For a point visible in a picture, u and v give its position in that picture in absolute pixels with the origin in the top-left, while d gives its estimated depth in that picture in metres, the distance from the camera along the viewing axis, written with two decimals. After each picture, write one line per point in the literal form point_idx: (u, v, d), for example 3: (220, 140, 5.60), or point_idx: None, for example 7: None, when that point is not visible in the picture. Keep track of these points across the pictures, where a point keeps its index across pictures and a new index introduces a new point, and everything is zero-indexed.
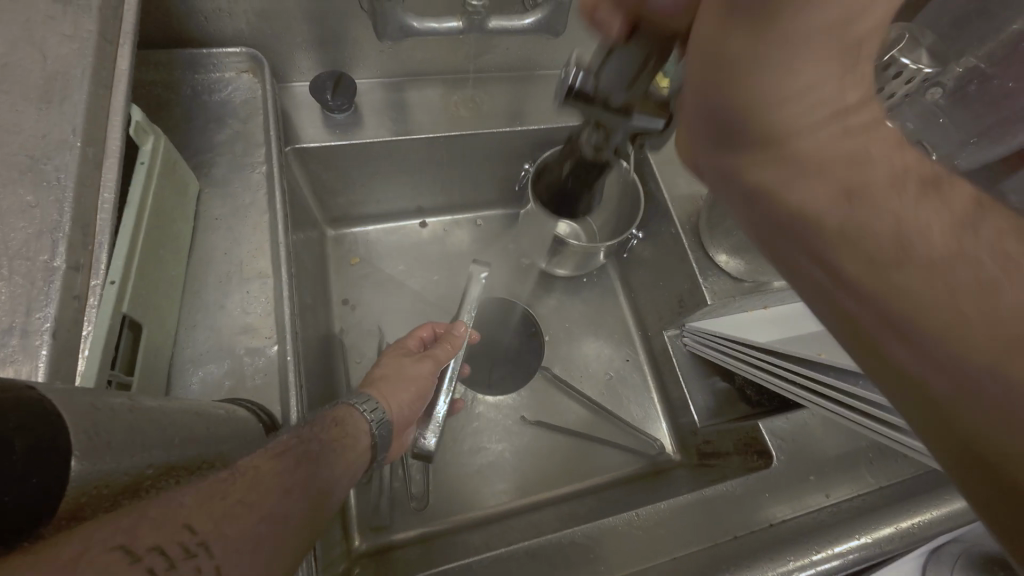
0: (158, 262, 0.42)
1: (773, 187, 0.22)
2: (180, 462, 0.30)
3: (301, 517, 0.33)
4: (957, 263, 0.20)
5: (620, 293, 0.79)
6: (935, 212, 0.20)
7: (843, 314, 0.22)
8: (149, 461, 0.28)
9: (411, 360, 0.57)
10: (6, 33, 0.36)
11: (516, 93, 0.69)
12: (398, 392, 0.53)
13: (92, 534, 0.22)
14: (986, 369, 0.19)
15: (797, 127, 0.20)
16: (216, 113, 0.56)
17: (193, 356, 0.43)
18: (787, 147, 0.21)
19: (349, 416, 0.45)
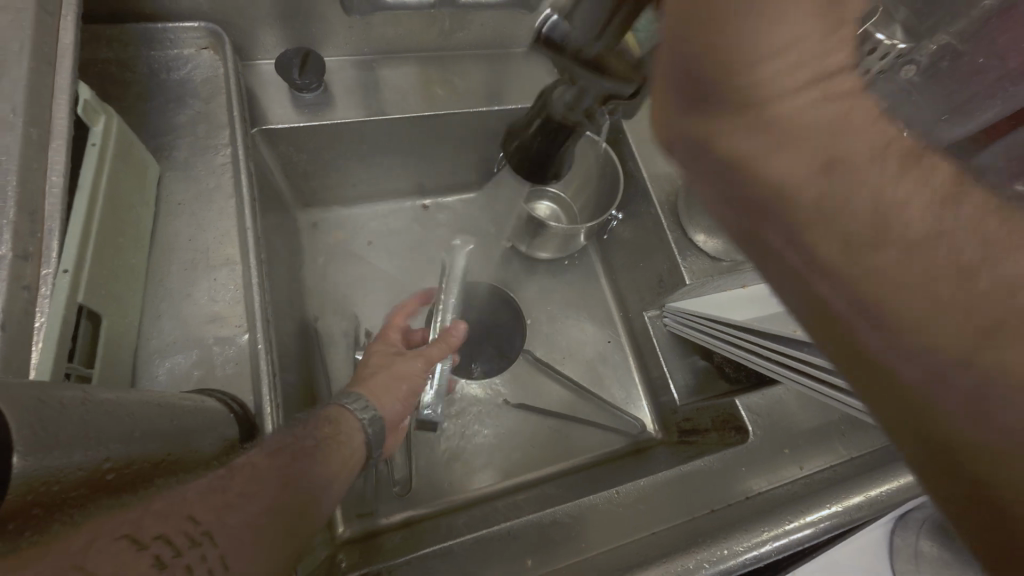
0: (116, 249, 0.40)
1: (749, 157, 0.21)
2: (140, 458, 0.29)
3: (298, 505, 0.34)
4: (936, 241, 0.19)
5: (601, 275, 0.79)
6: (917, 189, 0.20)
7: (813, 298, 0.22)
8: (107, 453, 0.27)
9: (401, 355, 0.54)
10: None
11: (493, 71, 0.67)
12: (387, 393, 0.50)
13: (101, 525, 0.24)
14: (958, 358, 0.19)
15: (774, 93, 0.20)
16: (175, 93, 0.54)
17: (159, 347, 0.42)
18: (763, 112, 0.20)
19: (347, 419, 0.44)
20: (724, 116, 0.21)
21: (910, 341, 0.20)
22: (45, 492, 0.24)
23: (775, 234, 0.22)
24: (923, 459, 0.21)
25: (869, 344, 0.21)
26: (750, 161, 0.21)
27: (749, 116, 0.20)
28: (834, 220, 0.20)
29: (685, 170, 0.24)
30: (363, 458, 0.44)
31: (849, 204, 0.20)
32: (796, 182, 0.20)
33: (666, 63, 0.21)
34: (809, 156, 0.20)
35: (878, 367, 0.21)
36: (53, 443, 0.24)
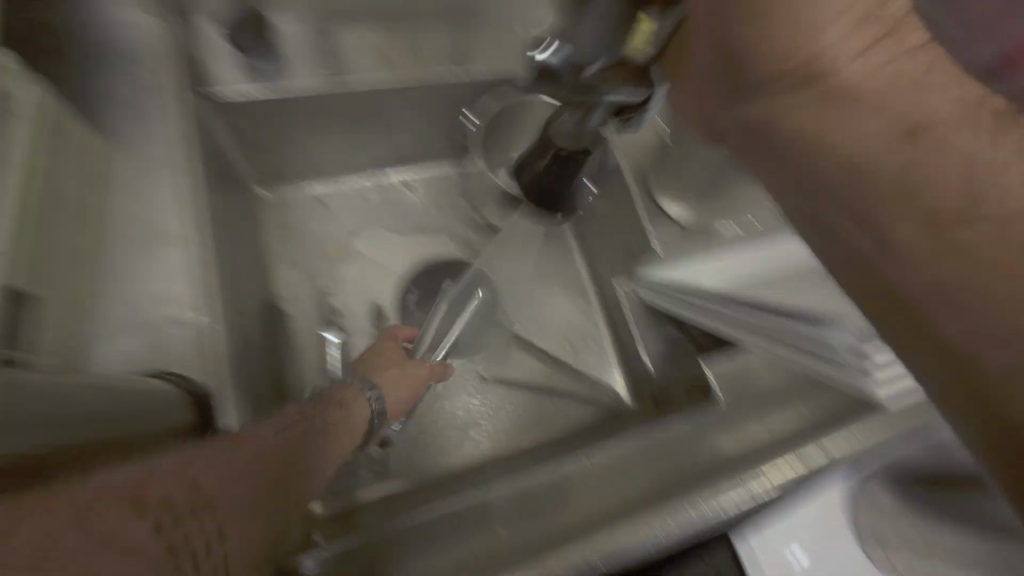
0: (54, 228, 0.38)
1: (813, 126, 0.28)
2: (62, 445, 0.30)
3: (293, 482, 0.37)
4: (937, 197, 0.26)
5: (575, 247, 0.79)
6: (897, 155, 0.26)
7: (858, 255, 0.29)
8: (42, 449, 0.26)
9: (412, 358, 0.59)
10: None
11: (458, 37, 0.65)
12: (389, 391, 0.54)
13: (88, 484, 0.28)
14: (974, 292, 0.25)
15: (841, 65, 0.27)
16: (116, 62, 0.51)
17: (110, 329, 0.40)
18: (835, 80, 0.27)
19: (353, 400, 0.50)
20: (776, 95, 0.29)
21: (931, 276, 0.26)
22: None
23: (833, 205, 0.29)
24: (973, 412, 0.25)
25: (897, 280, 0.28)
26: (819, 135, 0.28)
27: (822, 89, 0.27)
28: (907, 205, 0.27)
29: (738, 149, 0.34)
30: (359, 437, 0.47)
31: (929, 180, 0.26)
32: (895, 154, 0.26)
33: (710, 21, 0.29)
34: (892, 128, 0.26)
35: (901, 300, 0.28)
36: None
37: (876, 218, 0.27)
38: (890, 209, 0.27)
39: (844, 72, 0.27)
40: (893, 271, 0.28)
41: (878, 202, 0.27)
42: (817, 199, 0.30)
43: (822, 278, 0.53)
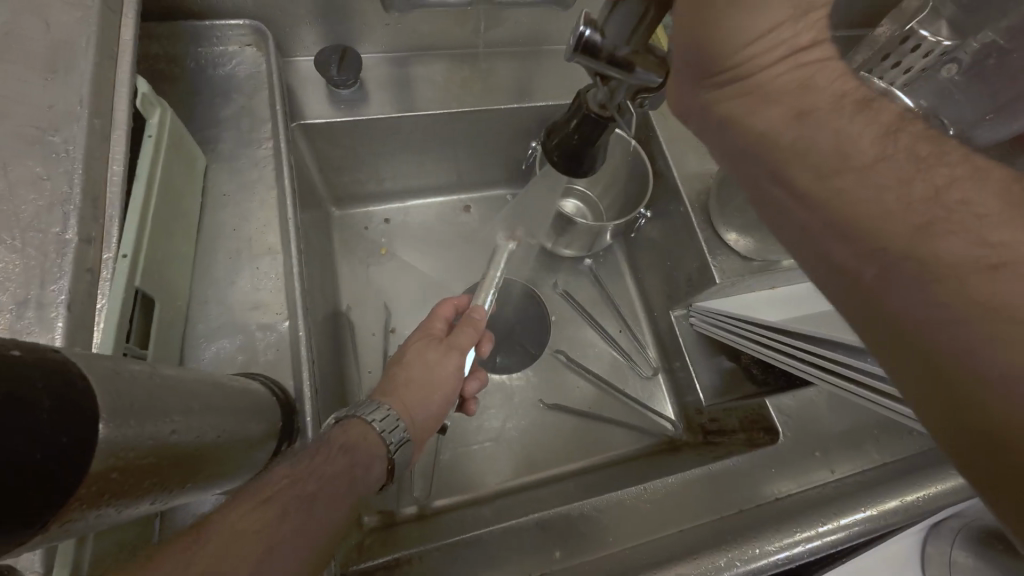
0: (166, 238, 0.41)
1: (760, 129, 0.28)
2: (171, 456, 0.25)
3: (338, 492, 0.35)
4: (902, 194, 0.25)
5: (626, 273, 0.80)
6: (864, 131, 0.26)
7: (840, 266, 0.27)
8: (162, 451, 0.24)
9: (438, 357, 0.49)
10: (7, 3, 0.35)
11: (526, 70, 0.68)
12: (420, 390, 0.47)
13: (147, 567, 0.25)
14: (956, 310, 0.23)
15: (759, 66, 0.28)
16: (221, 87, 0.54)
17: (205, 331, 0.43)
18: (755, 82, 0.28)
19: (357, 425, 0.41)
20: (725, 95, 0.29)
21: (913, 276, 0.24)
22: (118, 462, 0.21)
23: (796, 208, 0.28)
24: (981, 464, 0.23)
25: (886, 294, 0.25)
26: (772, 137, 0.28)
27: (761, 91, 0.28)
28: (831, 170, 0.26)
29: (703, 136, 0.33)
30: (381, 475, 0.40)
31: (838, 159, 0.26)
32: (855, 155, 0.26)
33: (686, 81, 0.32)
34: (787, 121, 0.28)
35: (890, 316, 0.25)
36: (129, 448, 0.22)
37: (844, 222, 0.26)
38: (807, 174, 0.27)
39: (762, 72, 0.28)
40: (835, 238, 0.27)
41: (797, 173, 0.28)
42: (775, 206, 0.30)
43: None
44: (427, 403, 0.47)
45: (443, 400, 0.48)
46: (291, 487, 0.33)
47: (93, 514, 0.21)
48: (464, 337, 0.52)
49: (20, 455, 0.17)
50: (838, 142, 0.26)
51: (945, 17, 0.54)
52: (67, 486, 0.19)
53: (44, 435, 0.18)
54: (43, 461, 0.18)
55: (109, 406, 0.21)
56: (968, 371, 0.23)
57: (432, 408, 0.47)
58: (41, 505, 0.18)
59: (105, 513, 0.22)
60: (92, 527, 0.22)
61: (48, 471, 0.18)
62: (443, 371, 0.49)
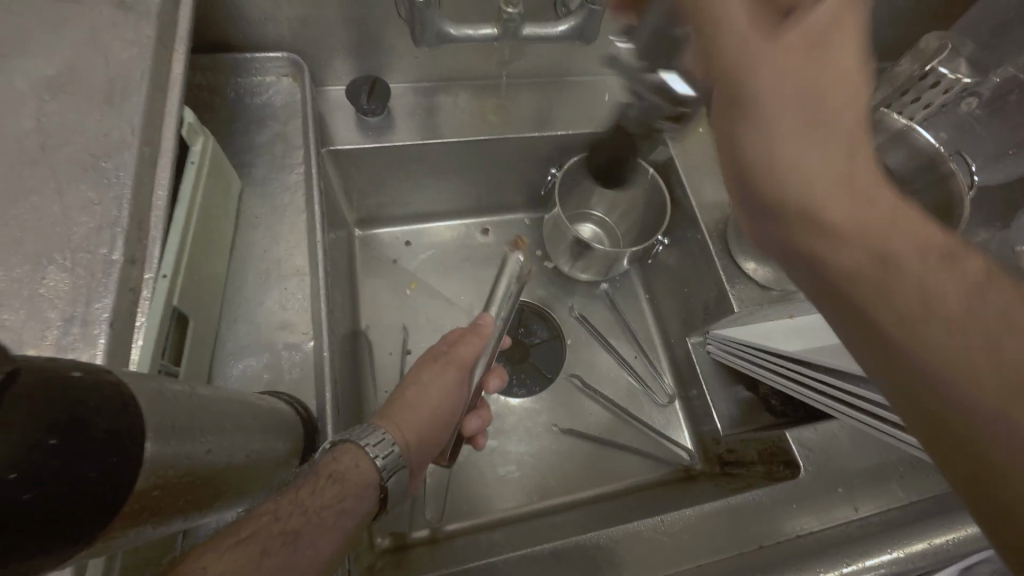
0: (202, 258, 0.42)
1: (803, 229, 0.27)
2: (205, 474, 0.26)
3: (325, 529, 0.35)
4: (953, 292, 0.25)
5: (642, 299, 0.80)
6: (913, 229, 0.26)
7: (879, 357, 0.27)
8: (197, 469, 0.25)
9: (438, 375, 0.50)
10: (72, 39, 0.38)
11: (548, 100, 0.70)
12: (419, 410, 0.47)
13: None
14: (996, 412, 0.23)
15: (805, 162, 0.26)
16: (258, 115, 0.57)
17: (234, 349, 0.44)
18: (801, 180, 0.27)
19: (354, 450, 0.40)
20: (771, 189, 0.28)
21: (960, 372, 0.24)
22: (159, 481, 0.22)
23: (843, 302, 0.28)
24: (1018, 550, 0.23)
25: (936, 385, 0.25)
26: (816, 228, 0.27)
27: (808, 181, 0.26)
28: (886, 265, 0.26)
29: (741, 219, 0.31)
30: (373, 504, 0.39)
31: (888, 251, 0.26)
32: (912, 255, 0.26)
33: (733, 176, 0.30)
34: (851, 218, 0.26)
35: (945, 414, 0.25)
36: (165, 469, 0.22)
37: (893, 325, 0.26)
38: (856, 273, 0.27)
39: (806, 170, 0.26)
40: (892, 330, 0.26)
41: (850, 268, 0.27)
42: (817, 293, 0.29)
43: None
44: (425, 422, 0.47)
45: (441, 418, 0.48)
46: (275, 521, 0.33)
47: (126, 531, 0.22)
48: (465, 352, 0.51)
49: (73, 473, 0.18)
50: (884, 242, 0.26)
51: (963, 54, 0.55)
52: (109, 506, 0.20)
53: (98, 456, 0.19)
54: (96, 479, 0.19)
55: (154, 426, 0.22)
56: (1012, 466, 0.23)
57: (430, 426, 0.47)
58: (78, 527, 0.19)
59: (141, 531, 0.23)
60: (127, 544, 0.23)
61: (98, 485, 0.19)
62: (441, 389, 0.49)
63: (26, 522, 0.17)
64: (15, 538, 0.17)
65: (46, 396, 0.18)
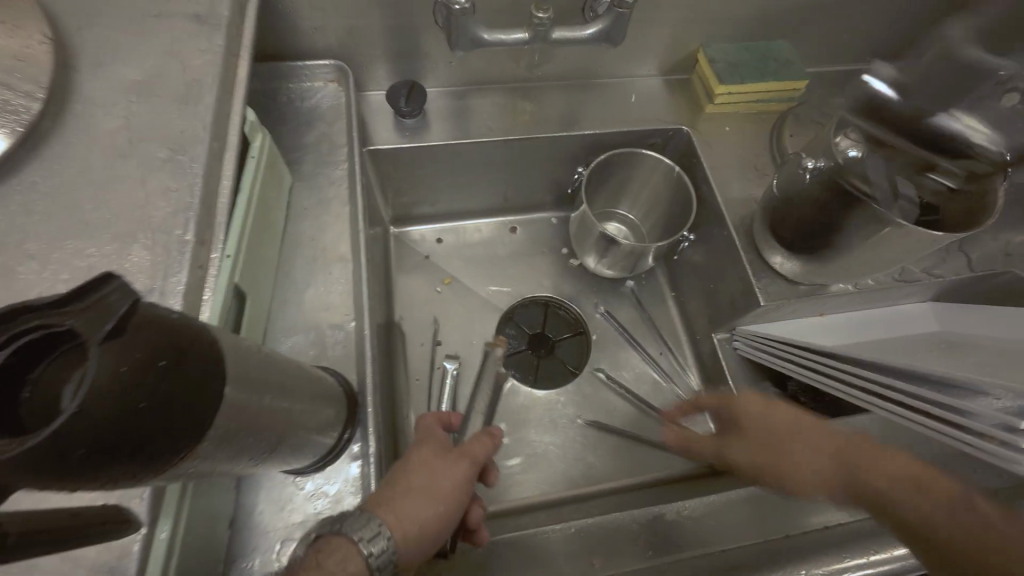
0: (259, 244, 0.47)
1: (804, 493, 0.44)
2: (266, 423, 0.30)
3: None
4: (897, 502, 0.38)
5: (667, 296, 0.81)
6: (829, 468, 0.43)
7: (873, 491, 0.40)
8: (261, 415, 0.29)
9: (443, 461, 0.44)
10: (154, 48, 0.43)
11: (575, 102, 0.73)
12: (420, 498, 0.41)
13: None
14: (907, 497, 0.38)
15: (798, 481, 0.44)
16: (305, 117, 0.61)
17: (283, 328, 0.48)
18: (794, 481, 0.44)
19: (343, 547, 0.35)
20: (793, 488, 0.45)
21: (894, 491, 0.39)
22: (226, 422, 0.25)
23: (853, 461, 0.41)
24: None
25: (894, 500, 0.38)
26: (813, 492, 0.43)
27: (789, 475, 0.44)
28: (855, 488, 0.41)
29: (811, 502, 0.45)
30: None
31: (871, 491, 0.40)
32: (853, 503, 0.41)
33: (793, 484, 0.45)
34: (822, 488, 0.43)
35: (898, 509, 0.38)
36: (237, 410, 0.26)
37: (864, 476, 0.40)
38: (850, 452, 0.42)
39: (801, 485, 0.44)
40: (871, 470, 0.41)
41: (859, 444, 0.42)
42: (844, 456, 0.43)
43: (952, 347, 0.52)
44: (423, 515, 0.40)
45: (443, 514, 0.42)
46: None
47: (184, 465, 0.24)
48: (478, 449, 0.47)
49: (169, 406, 0.20)
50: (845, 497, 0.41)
51: None
52: (186, 439, 0.22)
53: (173, 395, 0.21)
54: (183, 413, 0.21)
55: (233, 373, 0.25)
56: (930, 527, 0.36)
57: (426, 521, 0.40)
58: (147, 460, 0.21)
59: (205, 464, 0.26)
60: (198, 472, 0.26)
61: (184, 419, 0.21)
62: (451, 478, 0.44)
63: (130, 444, 0.19)
64: (103, 461, 0.19)
65: (152, 331, 0.20)
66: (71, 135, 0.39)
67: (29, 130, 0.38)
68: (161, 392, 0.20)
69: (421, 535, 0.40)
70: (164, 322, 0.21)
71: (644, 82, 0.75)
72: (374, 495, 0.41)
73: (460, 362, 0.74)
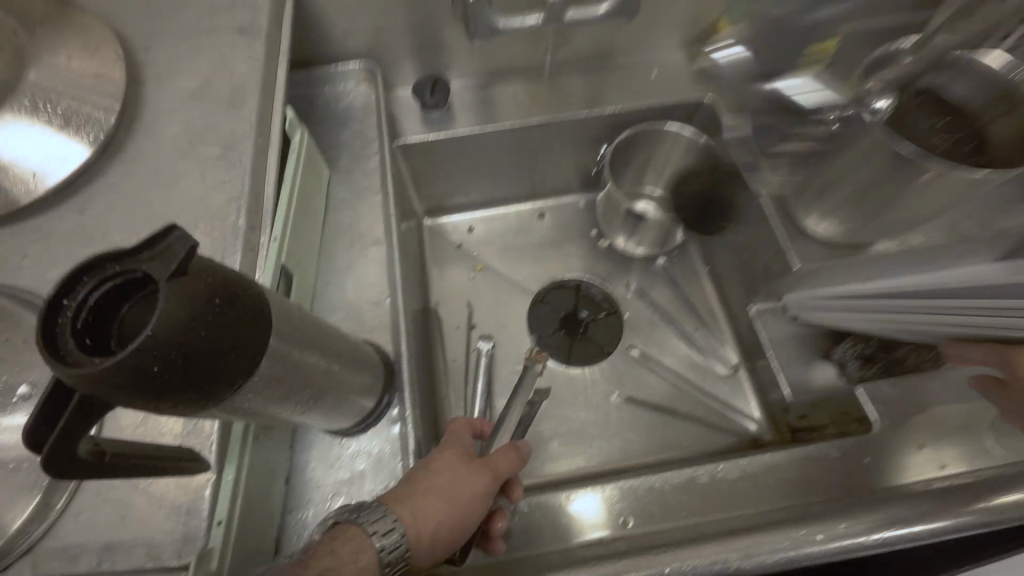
0: (302, 230, 0.51)
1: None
2: (312, 374, 0.33)
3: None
4: None
5: (700, 271, 0.79)
6: None
7: None
8: (306, 364, 0.32)
9: (466, 469, 0.46)
10: (206, 60, 0.49)
11: (595, 82, 0.74)
12: (437, 501, 0.42)
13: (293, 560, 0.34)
14: None
15: None
16: (339, 116, 0.66)
17: (326, 307, 0.52)
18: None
19: (357, 538, 0.37)
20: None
21: None
22: (269, 370, 0.28)
23: None
24: None
25: None
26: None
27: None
28: None
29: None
30: None
31: None
32: None
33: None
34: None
35: None
36: (284, 355, 0.29)
37: None
38: None
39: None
40: None
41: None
42: None
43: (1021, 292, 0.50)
44: (438, 517, 0.42)
45: (456, 523, 0.43)
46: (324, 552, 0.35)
47: (238, 398, 0.27)
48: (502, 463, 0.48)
49: (224, 344, 0.24)
50: None
51: None
52: (236, 377, 0.25)
53: (227, 334, 0.24)
54: (236, 352, 0.25)
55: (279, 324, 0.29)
56: None
57: (440, 526, 0.42)
58: (205, 391, 0.24)
59: (257, 401, 0.29)
60: (253, 410, 0.30)
61: (235, 358, 0.25)
62: (470, 488, 0.45)
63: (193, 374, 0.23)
64: (171, 386, 0.22)
65: (210, 276, 0.24)
66: (141, 140, 0.45)
67: (106, 137, 0.43)
68: (217, 330, 0.23)
69: (434, 538, 0.41)
70: (222, 274, 0.25)
71: (665, 57, 0.75)
72: (393, 490, 0.42)
73: (495, 344, 0.76)
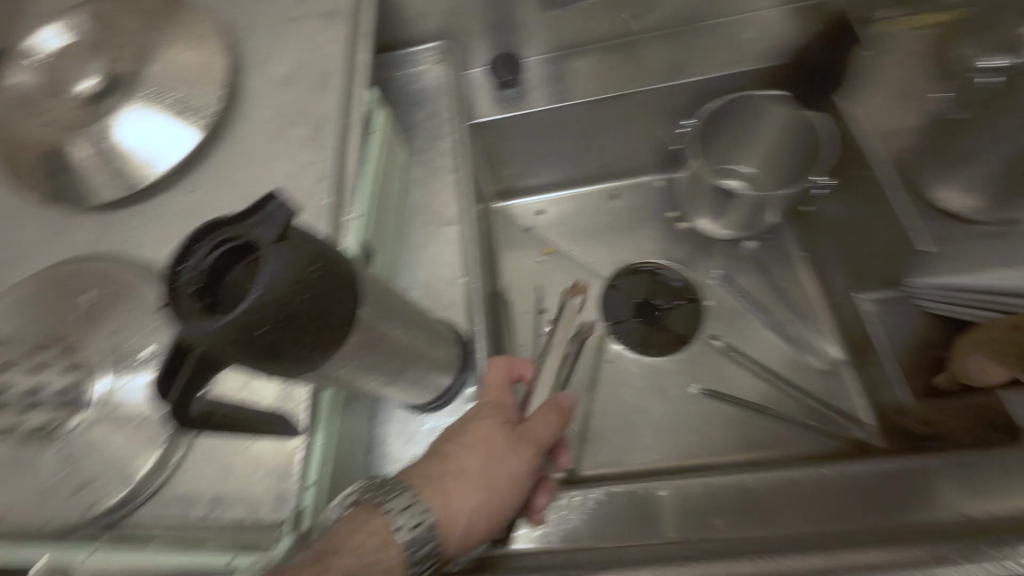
0: (382, 209, 0.52)
1: None
2: (396, 346, 0.33)
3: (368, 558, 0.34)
4: None
5: (794, 255, 0.72)
6: None
7: None
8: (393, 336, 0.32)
9: (501, 444, 0.42)
10: (294, 45, 0.51)
11: (678, 49, 0.68)
12: (470, 485, 0.40)
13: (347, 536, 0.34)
14: None
15: None
16: (414, 98, 0.66)
17: (403, 285, 0.53)
18: None
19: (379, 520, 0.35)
20: None
21: None
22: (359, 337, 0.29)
23: None
24: None
25: None
26: None
27: None
28: None
29: None
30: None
31: None
32: None
33: None
34: None
35: None
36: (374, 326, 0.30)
37: None
38: None
39: None
40: None
41: None
42: None
43: None
44: (472, 501, 0.39)
45: (490, 507, 0.41)
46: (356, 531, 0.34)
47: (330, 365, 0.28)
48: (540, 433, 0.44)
49: (322, 311, 0.25)
50: None
51: None
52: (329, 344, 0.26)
53: (324, 301, 0.25)
54: (331, 320, 0.25)
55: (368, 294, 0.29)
56: None
57: (475, 508, 0.39)
58: (303, 356, 0.25)
59: (348, 369, 0.30)
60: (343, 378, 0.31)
61: (330, 325, 0.26)
62: (506, 468, 0.42)
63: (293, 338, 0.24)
64: (272, 347, 0.23)
65: (311, 245, 0.24)
66: (238, 125, 0.48)
67: (208, 122, 0.46)
68: (317, 297, 0.24)
69: (470, 519, 0.39)
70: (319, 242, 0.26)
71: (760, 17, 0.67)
72: (421, 467, 0.40)
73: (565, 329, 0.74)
